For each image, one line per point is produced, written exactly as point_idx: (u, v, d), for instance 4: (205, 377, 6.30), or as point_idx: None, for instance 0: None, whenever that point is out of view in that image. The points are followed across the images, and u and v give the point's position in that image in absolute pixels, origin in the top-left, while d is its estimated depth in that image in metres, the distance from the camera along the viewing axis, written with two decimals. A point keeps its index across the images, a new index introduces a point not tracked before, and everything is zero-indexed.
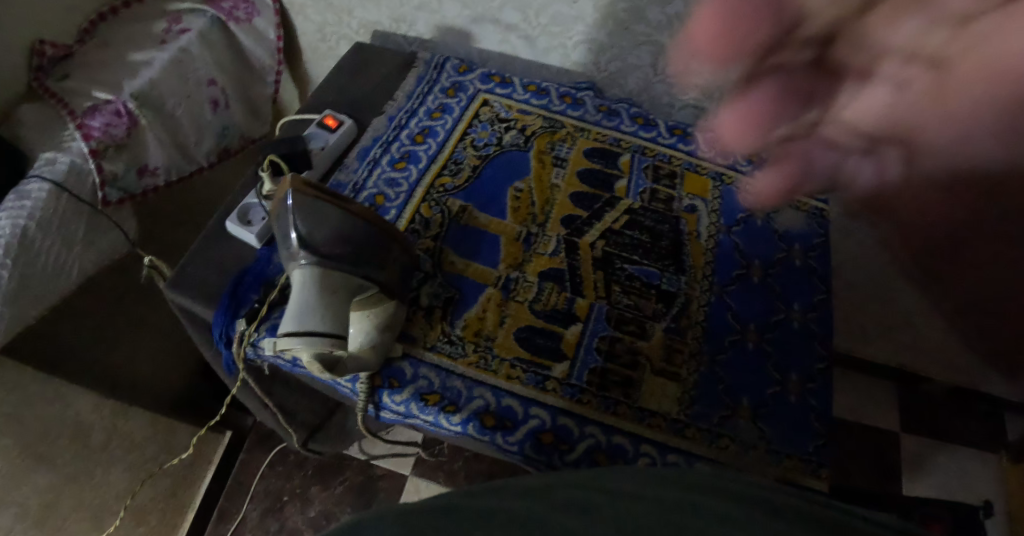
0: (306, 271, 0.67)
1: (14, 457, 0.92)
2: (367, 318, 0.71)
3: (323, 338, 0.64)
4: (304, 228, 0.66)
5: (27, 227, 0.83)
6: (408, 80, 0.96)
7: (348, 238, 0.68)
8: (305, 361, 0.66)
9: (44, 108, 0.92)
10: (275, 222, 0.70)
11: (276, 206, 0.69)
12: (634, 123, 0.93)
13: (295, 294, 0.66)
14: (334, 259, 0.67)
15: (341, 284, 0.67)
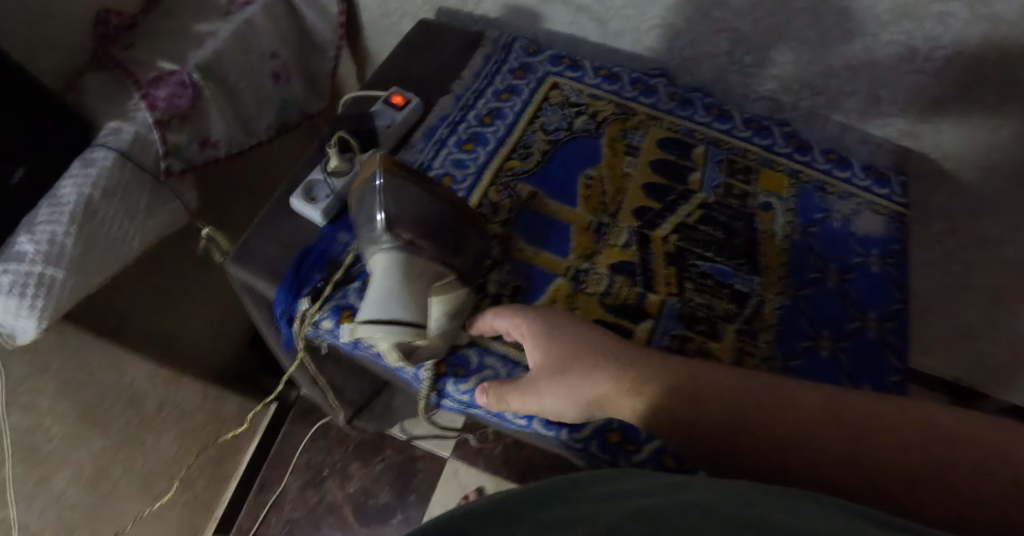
0: (388, 257, 0.69)
1: (71, 421, 0.93)
2: (440, 304, 0.69)
3: (406, 328, 0.66)
4: (392, 212, 0.69)
5: (92, 195, 0.83)
6: (476, 59, 0.94)
7: (431, 223, 0.70)
8: (385, 348, 0.69)
9: (110, 77, 0.92)
10: (357, 203, 0.73)
11: (360, 188, 0.72)
12: (708, 114, 0.90)
13: (377, 280, 0.68)
14: (415, 245, 0.69)
15: (421, 272, 0.69)
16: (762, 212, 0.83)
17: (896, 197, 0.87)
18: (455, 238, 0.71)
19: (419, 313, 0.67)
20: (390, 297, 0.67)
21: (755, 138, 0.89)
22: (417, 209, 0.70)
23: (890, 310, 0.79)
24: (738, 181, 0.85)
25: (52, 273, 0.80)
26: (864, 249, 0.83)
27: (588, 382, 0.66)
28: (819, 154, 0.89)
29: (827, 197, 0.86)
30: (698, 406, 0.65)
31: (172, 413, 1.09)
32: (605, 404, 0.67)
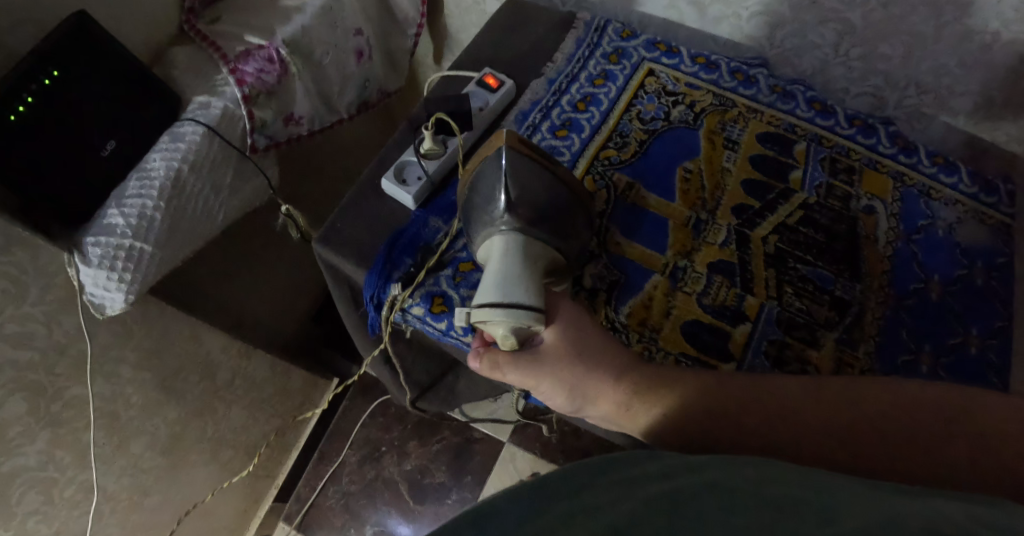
0: (509, 239, 0.67)
1: (151, 390, 0.94)
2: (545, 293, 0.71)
3: (528, 311, 0.63)
4: (516, 193, 0.67)
5: (181, 169, 0.83)
6: (568, 41, 0.91)
7: (551, 207, 0.69)
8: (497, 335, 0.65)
9: (196, 50, 0.92)
10: (472, 184, 0.71)
11: (480, 166, 0.71)
12: (810, 108, 0.87)
13: (496, 261, 0.66)
14: (536, 229, 0.67)
15: (538, 255, 0.67)
16: (866, 215, 0.80)
17: (1003, 206, 0.84)
18: (565, 221, 0.69)
19: (540, 298, 0.64)
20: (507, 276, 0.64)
21: (859, 136, 0.86)
22: (537, 189, 0.69)
23: (994, 327, 0.76)
24: (841, 182, 0.82)
25: (141, 247, 0.80)
26: (969, 260, 0.80)
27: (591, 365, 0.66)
28: (925, 156, 0.86)
29: (932, 203, 0.83)
30: (698, 405, 0.65)
31: (244, 384, 1.11)
32: (600, 401, 0.67)
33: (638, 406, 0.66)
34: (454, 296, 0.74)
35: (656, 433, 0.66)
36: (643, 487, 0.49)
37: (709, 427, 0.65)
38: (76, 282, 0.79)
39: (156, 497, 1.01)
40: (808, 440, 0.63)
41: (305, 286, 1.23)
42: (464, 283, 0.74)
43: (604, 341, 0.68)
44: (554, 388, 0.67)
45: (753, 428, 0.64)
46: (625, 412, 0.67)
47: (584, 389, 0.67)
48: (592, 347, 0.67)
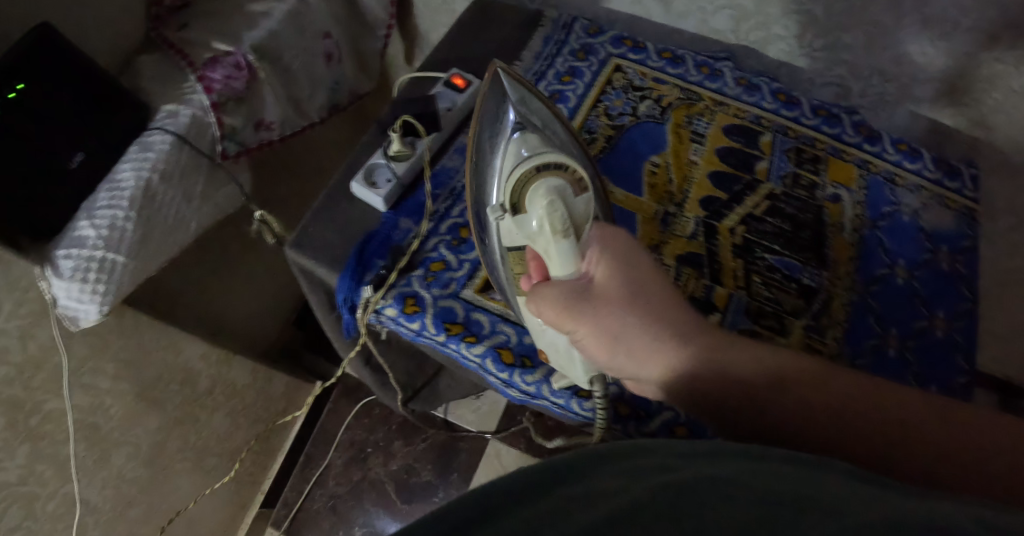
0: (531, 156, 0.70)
1: (130, 400, 0.94)
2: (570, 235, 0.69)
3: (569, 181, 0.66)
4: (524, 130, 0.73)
5: (151, 179, 0.83)
6: (535, 40, 0.94)
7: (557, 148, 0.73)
8: (553, 218, 0.64)
9: (164, 59, 0.92)
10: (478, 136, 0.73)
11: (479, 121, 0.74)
12: (776, 99, 0.88)
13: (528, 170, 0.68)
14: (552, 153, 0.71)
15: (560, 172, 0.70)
16: (831, 203, 0.82)
17: (967, 191, 0.85)
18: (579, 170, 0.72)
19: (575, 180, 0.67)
20: (529, 178, 0.67)
21: (824, 126, 0.88)
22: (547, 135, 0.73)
23: (959, 309, 0.77)
24: (807, 171, 0.84)
25: (113, 257, 0.80)
26: (934, 244, 0.81)
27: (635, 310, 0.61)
28: (888, 144, 0.87)
29: (897, 189, 0.84)
30: (756, 370, 0.60)
31: (225, 390, 1.11)
32: (644, 357, 0.61)
33: (690, 362, 0.60)
34: (426, 296, 0.74)
35: (698, 393, 0.61)
36: (644, 480, 0.48)
37: (762, 394, 0.59)
38: (49, 295, 0.79)
39: (140, 508, 1.01)
40: (859, 437, 0.57)
41: (284, 290, 1.23)
42: (436, 282, 0.75)
43: (662, 297, 0.62)
44: (599, 330, 0.62)
45: (809, 405, 0.58)
46: (679, 367, 0.60)
47: (635, 338, 0.61)
48: (648, 294, 0.62)
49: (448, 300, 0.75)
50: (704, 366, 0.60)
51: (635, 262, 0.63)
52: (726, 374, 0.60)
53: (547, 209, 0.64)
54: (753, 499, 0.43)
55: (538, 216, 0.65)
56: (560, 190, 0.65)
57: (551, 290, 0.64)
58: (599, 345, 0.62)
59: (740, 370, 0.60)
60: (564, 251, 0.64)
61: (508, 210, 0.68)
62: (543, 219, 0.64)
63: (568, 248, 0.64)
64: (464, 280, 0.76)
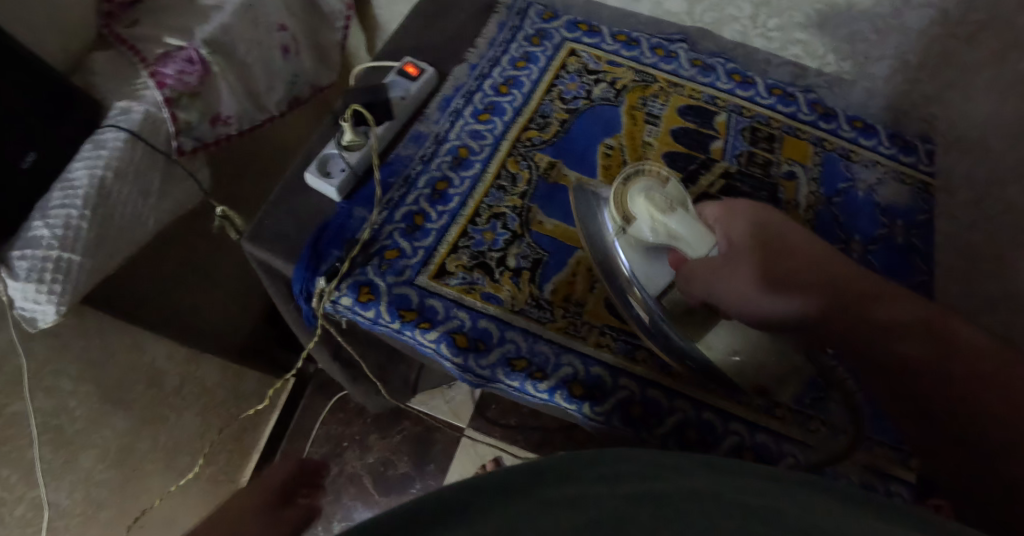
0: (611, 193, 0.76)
1: (95, 402, 0.93)
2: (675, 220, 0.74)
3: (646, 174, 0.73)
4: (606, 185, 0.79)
5: (105, 176, 0.83)
6: (490, 27, 0.95)
7: None
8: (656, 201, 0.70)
9: (118, 55, 0.91)
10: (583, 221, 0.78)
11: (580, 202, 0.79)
12: (730, 80, 0.90)
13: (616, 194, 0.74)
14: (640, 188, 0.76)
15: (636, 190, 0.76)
16: (786, 181, 0.83)
17: (922, 165, 0.86)
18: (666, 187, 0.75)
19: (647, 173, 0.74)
20: (622, 192, 0.73)
21: (779, 105, 0.88)
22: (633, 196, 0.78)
23: (914, 283, 0.79)
24: (761, 149, 0.85)
25: (69, 257, 0.80)
26: (890, 219, 0.82)
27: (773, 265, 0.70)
28: (844, 121, 0.88)
29: (853, 165, 0.85)
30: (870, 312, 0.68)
31: (194, 389, 1.10)
32: (781, 293, 0.68)
33: (817, 300, 0.68)
34: (381, 284, 0.76)
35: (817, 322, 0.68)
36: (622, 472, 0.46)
37: (880, 324, 0.67)
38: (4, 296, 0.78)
39: (111, 510, 0.99)
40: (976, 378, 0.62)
41: (252, 287, 1.22)
42: (390, 270, 0.77)
43: (789, 250, 0.71)
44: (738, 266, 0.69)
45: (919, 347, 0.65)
46: (806, 301, 0.68)
47: (770, 276, 0.68)
48: (778, 252, 0.71)
49: (402, 287, 0.76)
50: (824, 305, 0.68)
51: (766, 223, 0.73)
52: (833, 309, 0.67)
53: (650, 202, 0.70)
54: (739, 519, 0.42)
55: (649, 210, 0.70)
56: (645, 186, 0.72)
57: (698, 272, 0.69)
58: (738, 282, 0.68)
59: (859, 304, 0.68)
60: (684, 220, 0.69)
61: (624, 221, 0.72)
62: (654, 209, 0.70)
63: (686, 216, 0.70)
64: (418, 266, 0.78)
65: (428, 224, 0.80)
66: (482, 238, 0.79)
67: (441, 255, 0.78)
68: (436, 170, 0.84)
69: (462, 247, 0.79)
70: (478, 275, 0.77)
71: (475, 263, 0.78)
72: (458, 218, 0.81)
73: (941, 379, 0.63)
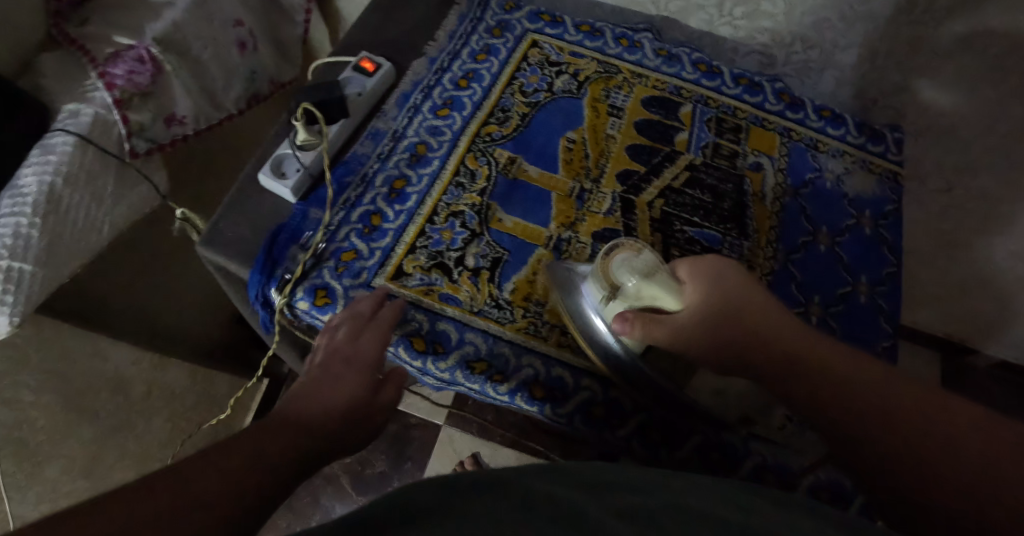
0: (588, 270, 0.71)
1: (59, 411, 0.95)
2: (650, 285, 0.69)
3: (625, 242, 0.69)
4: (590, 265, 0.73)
5: (54, 183, 0.80)
6: (450, 19, 0.93)
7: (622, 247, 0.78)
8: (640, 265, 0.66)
9: (67, 56, 0.88)
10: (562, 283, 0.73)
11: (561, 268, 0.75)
12: (696, 70, 0.89)
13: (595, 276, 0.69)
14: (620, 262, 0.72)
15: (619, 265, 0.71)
16: (752, 172, 0.82)
17: (890, 154, 0.85)
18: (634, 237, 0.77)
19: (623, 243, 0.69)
20: (602, 265, 0.68)
21: (745, 95, 0.87)
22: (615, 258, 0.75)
23: (883, 274, 0.78)
24: (727, 141, 0.84)
25: (19, 267, 0.77)
26: (858, 210, 0.81)
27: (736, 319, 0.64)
28: (811, 110, 0.86)
29: (820, 155, 0.84)
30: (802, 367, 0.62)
31: (162, 396, 1.04)
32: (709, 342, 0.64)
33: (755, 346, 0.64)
34: (337, 287, 0.75)
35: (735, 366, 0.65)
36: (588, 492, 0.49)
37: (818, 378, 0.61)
38: None
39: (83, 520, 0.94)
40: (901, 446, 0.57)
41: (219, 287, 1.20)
42: (346, 273, 0.76)
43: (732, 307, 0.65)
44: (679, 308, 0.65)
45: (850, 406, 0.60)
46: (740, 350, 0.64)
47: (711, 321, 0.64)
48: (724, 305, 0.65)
49: (360, 290, 0.75)
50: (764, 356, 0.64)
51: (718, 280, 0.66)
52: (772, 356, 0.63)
53: (632, 270, 0.66)
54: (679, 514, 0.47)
55: (632, 276, 0.66)
56: (626, 253, 0.67)
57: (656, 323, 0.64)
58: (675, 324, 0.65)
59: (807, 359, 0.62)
60: (667, 286, 0.65)
61: (609, 291, 0.67)
62: (638, 277, 0.65)
63: (666, 278, 0.66)
64: (375, 268, 0.76)
65: (385, 223, 0.79)
66: (440, 238, 0.78)
67: (398, 256, 0.77)
68: (393, 168, 0.82)
69: (420, 247, 0.77)
70: (436, 276, 0.76)
71: (433, 263, 0.76)
72: (416, 217, 0.79)
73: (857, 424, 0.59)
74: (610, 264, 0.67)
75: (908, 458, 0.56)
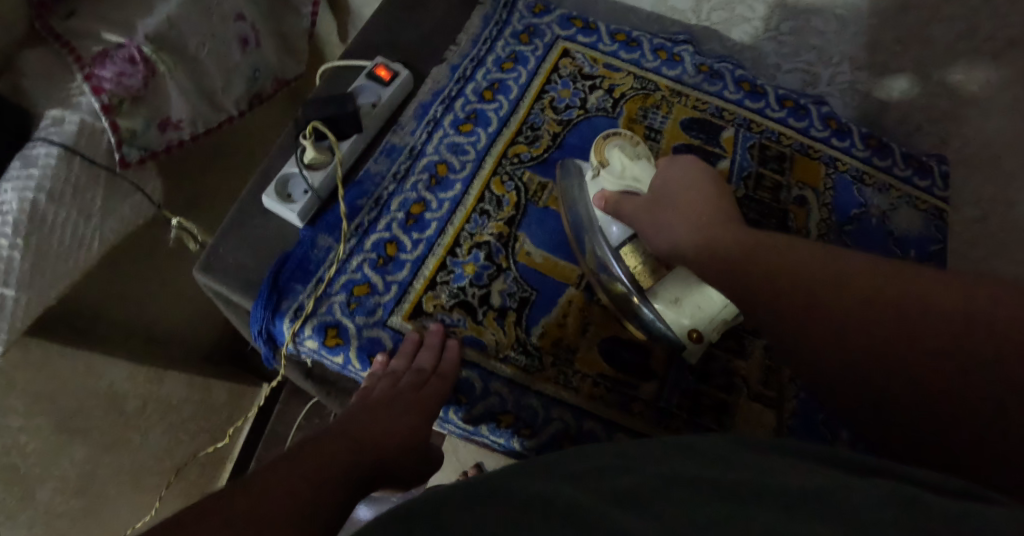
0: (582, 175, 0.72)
1: (48, 435, 0.82)
2: (643, 163, 0.68)
3: (616, 131, 0.69)
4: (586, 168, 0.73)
5: (38, 199, 0.75)
6: (474, 20, 0.86)
7: None
8: (620, 158, 0.68)
9: (51, 54, 0.81)
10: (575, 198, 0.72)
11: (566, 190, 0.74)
12: (739, 89, 0.83)
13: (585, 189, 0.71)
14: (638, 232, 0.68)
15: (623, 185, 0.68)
16: (796, 207, 0.78)
17: (937, 190, 0.81)
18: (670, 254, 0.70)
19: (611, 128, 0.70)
20: (598, 147, 0.68)
21: (791, 119, 0.82)
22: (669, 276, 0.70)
23: None
24: (770, 170, 0.80)
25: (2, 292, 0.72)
26: (903, 249, 0.78)
27: (695, 197, 0.64)
28: (858, 139, 0.83)
29: (865, 189, 0.81)
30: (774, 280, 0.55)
31: (158, 408, 0.98)
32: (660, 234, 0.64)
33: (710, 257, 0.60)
34: (350, 326, 0.70)
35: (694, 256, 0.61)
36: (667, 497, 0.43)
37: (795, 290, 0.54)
38: None
39: None
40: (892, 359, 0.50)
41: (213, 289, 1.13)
42: (359, 309, 0.70)
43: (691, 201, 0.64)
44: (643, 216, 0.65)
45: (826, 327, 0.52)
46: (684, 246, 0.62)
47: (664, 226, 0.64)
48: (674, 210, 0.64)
49: (374, 330, 0.70)
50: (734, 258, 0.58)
51: (677, 185, 0.66)
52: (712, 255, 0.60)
53: (619, 158, 0.68)
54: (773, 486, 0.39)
55: (623, 159, 0.68)
56: (624, 139, 0.69)
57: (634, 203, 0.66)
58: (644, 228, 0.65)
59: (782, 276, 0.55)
60: (649, 175, 0.67)
61: (599, 167, 0.68)
62: (625, 159, 0.68)
63: (650, 167, 0.68)
64: (391, 305, 0.71)
65: (401, 254, 0.73)
66: (462, 272, 0.72)
67: (416, 292, 0.71)
68: (411, 191, 0.76)
69: (440, 283, 0.72)
70: (459, 315, 0.71)
71: (454, 302, 0.71)
72: (436, 248, 0.73)
73: (857, 371, 0.51)
74: (605, 144, 0.68)
75: (909, 383, 0.49)
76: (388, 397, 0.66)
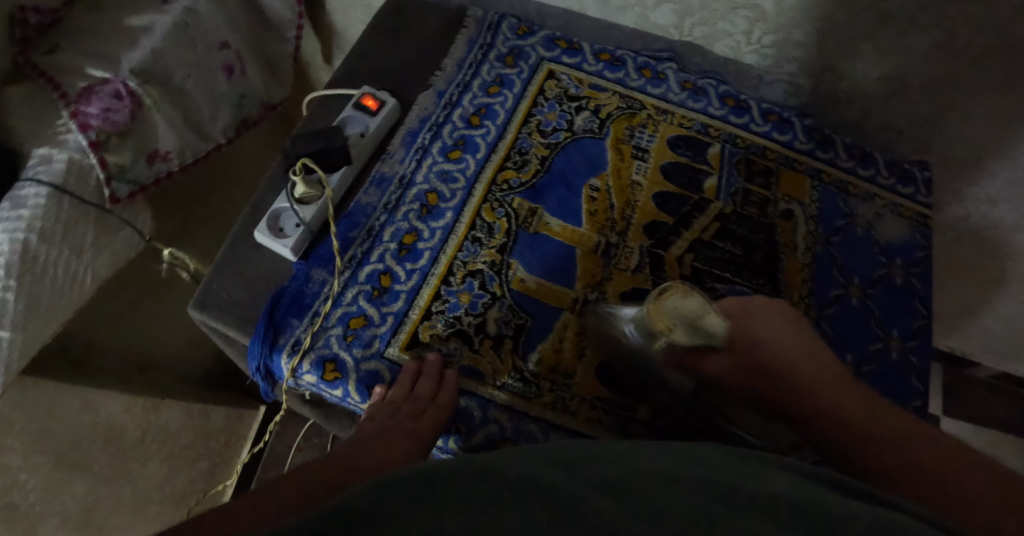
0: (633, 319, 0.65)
1: (48, 471, 0.81)
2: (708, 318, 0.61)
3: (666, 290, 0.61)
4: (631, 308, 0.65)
5: (29, 240, 0.74)
6: (459, 44, 0.87)
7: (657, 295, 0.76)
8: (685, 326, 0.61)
9: (33, 88, 0.80)
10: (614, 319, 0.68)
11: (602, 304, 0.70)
12: (724, 104, 0.84)
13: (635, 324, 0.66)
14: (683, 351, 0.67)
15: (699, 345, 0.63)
16: (783, 221, 0.80)
17: (920, 196, 0.83)
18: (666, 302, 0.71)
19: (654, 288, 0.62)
20: (654, 315, 0.61)
21: (775, 133, 0.83)
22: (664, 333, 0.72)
23: (913, 328, 0.77)
24: (757, 186, 0.81)
25: None
26: (888, 258, 0.80)
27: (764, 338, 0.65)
28: (842, 149, 0.84)
29: (850, 199, 0.82)
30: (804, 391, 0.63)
31: (157, 437, 0.97)
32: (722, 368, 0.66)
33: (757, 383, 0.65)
34: (348, 360, 0.70)
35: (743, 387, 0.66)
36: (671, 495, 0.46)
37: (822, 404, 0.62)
38: None
39: None
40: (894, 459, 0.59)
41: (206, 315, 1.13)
42: (356, 342, 0.71)
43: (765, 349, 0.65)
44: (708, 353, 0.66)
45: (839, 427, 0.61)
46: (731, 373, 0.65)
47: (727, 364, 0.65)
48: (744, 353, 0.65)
49: (372, 363, 0.71)
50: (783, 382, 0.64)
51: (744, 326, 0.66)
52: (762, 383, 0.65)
53: (683, 327, 0.61)
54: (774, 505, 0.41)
55: (686, 321, 0.61)
56: (675, 296, 0.61)
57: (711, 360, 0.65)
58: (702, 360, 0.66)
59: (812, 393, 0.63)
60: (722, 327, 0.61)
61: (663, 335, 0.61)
62: (692, 324, 0.61)
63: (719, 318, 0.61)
64: (388, 336, 0.71)
65: (396, 285, 0.73)
66: (457, 301, 0.73)
67: (412, 323, 0.72)
68: (403, 220, 0.76)
69: (435, 313, 0.72)
70: (455, 345, 0.72)
71: (451, 331, 0.72)
72: (430, 277, 0.74)
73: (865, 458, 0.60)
74: (662, 312, 0.60)
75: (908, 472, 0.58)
76: (384, 427, 0.66)
